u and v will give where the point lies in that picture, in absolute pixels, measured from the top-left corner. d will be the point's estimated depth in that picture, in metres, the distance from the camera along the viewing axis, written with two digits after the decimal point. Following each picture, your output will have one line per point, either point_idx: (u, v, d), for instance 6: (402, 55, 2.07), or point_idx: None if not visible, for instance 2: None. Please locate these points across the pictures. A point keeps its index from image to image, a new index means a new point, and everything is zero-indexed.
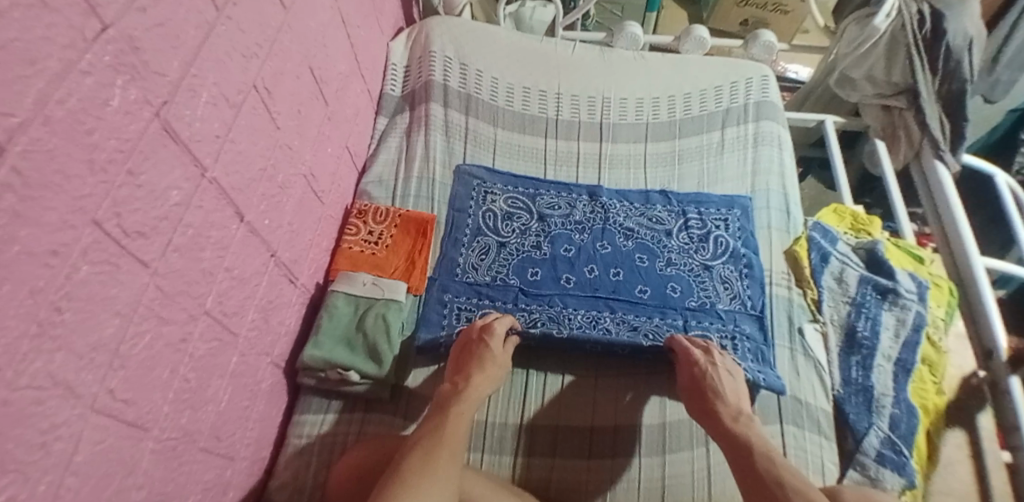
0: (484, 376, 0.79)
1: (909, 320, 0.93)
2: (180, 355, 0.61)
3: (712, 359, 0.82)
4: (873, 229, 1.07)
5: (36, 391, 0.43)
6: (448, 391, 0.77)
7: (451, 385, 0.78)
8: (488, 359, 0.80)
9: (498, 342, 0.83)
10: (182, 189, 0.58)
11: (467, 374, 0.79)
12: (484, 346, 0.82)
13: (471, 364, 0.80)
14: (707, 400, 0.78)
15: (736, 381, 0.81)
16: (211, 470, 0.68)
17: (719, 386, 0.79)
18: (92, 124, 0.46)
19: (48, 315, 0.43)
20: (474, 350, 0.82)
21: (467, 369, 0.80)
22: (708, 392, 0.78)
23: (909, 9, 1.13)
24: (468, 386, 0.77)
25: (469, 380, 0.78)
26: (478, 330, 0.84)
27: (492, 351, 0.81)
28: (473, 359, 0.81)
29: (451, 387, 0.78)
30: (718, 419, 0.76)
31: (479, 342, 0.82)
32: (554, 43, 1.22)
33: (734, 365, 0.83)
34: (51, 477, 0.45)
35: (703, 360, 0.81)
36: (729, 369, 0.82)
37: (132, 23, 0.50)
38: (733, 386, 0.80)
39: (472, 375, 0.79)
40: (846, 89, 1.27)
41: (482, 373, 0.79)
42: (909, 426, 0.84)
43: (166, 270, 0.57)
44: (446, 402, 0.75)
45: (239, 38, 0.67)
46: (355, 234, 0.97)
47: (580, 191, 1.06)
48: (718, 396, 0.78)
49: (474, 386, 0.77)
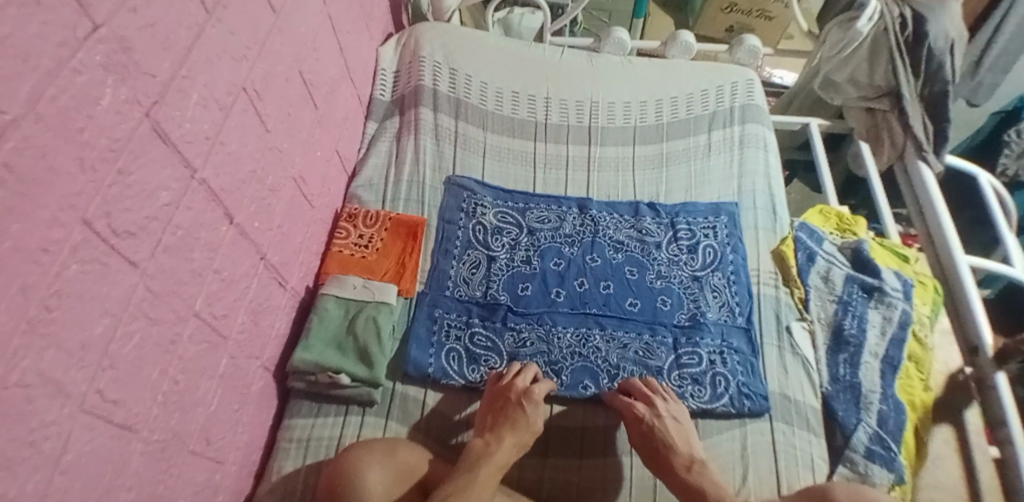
0: (515, 439, 0.76)
1: (895, 318, 0.94)
2: (169, 356, 0.61)
3: (658, 411, 0.79)
4: (858, 228, 1.09)
5: (26, 389, 0.42)
6: (478, 448, 0.74)
7: (482, 442, 0.75)
8: (522, 425, 0.77)
9: (534, 404, 0.79)
10: (171, 189, 0.59)
11: (498, 434, 0.76)
12: (519, 409, 0.78)
13: (502, 427, 0.77)
14: (660, 455, 0.76)
15: (683, 426, 0.79)
16: (200, 473, 0.68)
17: (670, 438, 0.77)
18: (83, 122, 0.46)
19: (38, 312, 0.43)
20: (508, 411, 0.78)
21: (498, 429, 0.76)
22: (661, 448, 0.76)
23: (891, 12, 1.15)
24: (499, 448, 0.74)
25: (501, 442, 0.74)
26: (518, 392, 0.80)
27: (527, 415, 0.78)
28: (506, 421, 0.77)
29: (482, 444, 0.74)
30: (673, 472, 0.74)
31: (516, 405, 0.78)
32: (541, 48, 1.23)
33: (679, 409, 0.81)
34: (40, 476, 0.45)
35: (648, 414, 0.78)
36: (674, 416, 0.80)
37: (123, 24, 0.51)
38: (682, 434, 0.78)
39: (503, 435, 0.76)
40: (829, 92, 1.30)
41: (514, 436, 0.76)
42: (897, 422, 0.85)
43: (156, 269, 0.58)
44: (477, 460, 0.72)
45: (229, 40, 0.68)
46: (345, 237, 0.98)
47: (570, 204, 1.06)
48: (671, 449, 0.76)
49: (503, 450, 0.74)
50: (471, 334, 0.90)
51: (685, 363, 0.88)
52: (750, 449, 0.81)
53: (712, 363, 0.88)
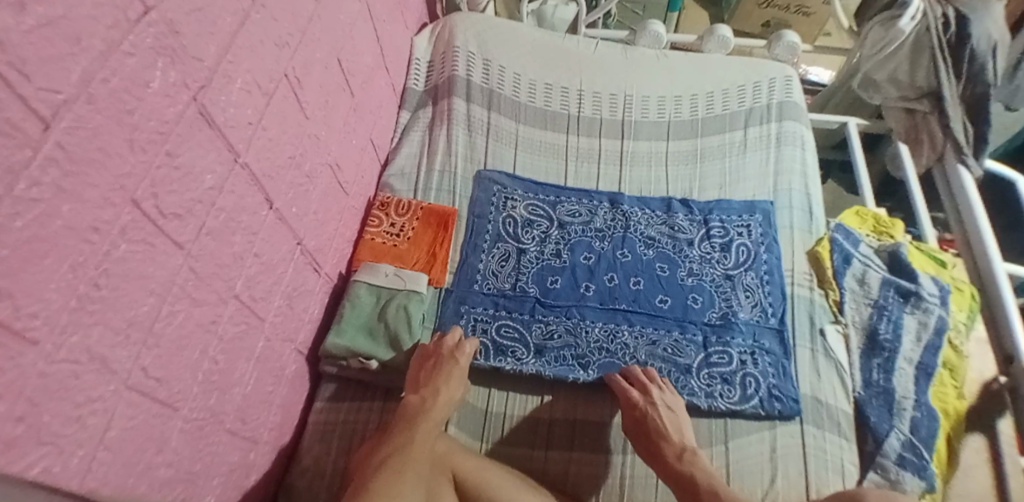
0: (450, 392, 0.78)
1: (931, 324, 0.92)
2: (210, 336, 0.62)
3: (652, 398, 0.79)
4: (895, 231, 1.06)
5: (74, 365, 0.43)
6: (415, 405, 0.76)
7: (418, 398, 0.76)
8: (454, 376, 0.79)
9: (465, 357, 0.82)
10: (215, 173, 0.60)
11: (434, 389, 0.77)
12: (451, 362, 0.80)
13: (436, 381, 0.78)
14: (653, 442, 0.77)
15: (676, 415, 0.80)
16: (235, 452, 0.70)
17: (662, 426, 0.77)
18: (134, 105, 0.47)
19: (88, 290, 0.44)
20: (441, 366, 0.80)
21: (433, 383, 0.78)
22: (653, 435, 0.77)
23: (933, 12, 1.14)
24: (435, 403, 0.76)
25: (436, 397, 0.77)
26: (450, 348, 0.82)
27: (459, 367, 0.81)
28: (440, 375, 0.79)
29: (418, 400, 0.76)
30: (665, 461, 0.75)
31: (449, 359, 0.81)
32: (575, 40, 1.22)
33: (674, 399, 0.81)
34: (84, 451, 0.46)
35: (643, 401, 0.79)
36: (668, 404, 0.80)
37: (173, 8, 0.51)
38: (673, 420, 0.79)
39: (439, 389, 0.78)
40: (869, 92, 1.25)
41: (449, 389, 0.78)
42: (929, 430, 0.83)
43: (199, 252, 0.58)
44: (414, 419, 0.74)
45: (272, 27, 0.69)
46: (377, 225, 0.98)
47: (601, 198, 1.05)
48: (663, 437, 0.76)
49: (440, 404, 0.76)
50: (499, 326, 0.90)
51: (715, 362, 0.87)
52: (779, 451, 0.80)
53: (742, 362, 0.87)
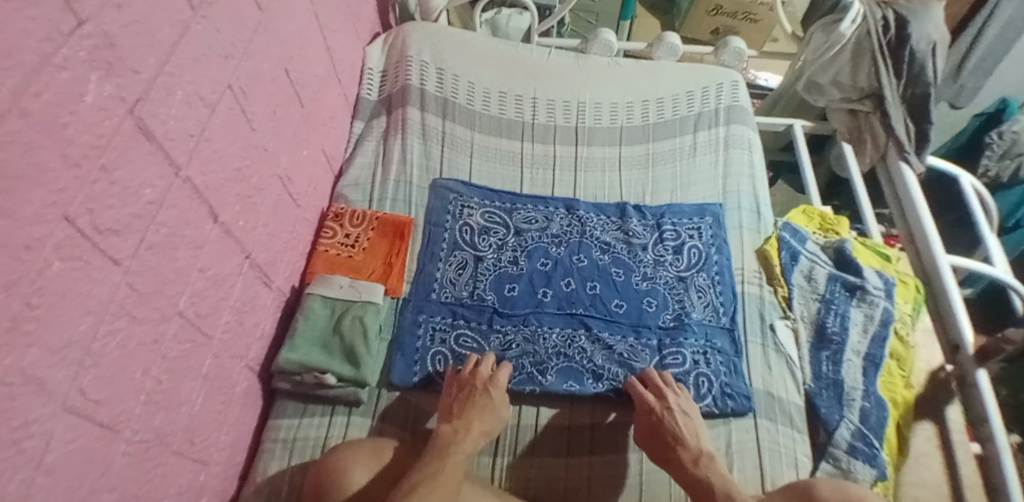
0: (484, 425, 0.76)
1: (877, 316, 0.95)
2: (153, 354, 0.61)
3: (668, 404, 0.80)
4: (840, 228, 1.11)
5: (8, 387, 0.42)
6: (447, 435, 0.74)
7: (450, 428, 0.75)
8: (489, 410, 0.78)
9: (499, 390, 0.81)
10: (155, 187, 0.59)
11: (467, 421, 0.76)
12: (485, 394, 0.79)
13: (470, 412, 0.77)
14: (669, 448, 0.77)
15: (693, 421, 0.79)
16: (184, 474, 0.68)
17: (678, 431, 0.77)
18: (67, 118, 0.46)
19: (21, 309, 0.42)
20: (474, 397, 0.79)
21: (467, 415, 0.77)
22: (670, 441, 0.77)
23: (874, 15, 1.18)
24: (468, 435, 0.74)
25: (468, 429, 0.75)
26: (483, 379, 0.81)
27: (493, 400, 0.79)
28: (474, 406, 0.78)
29: (451, 430, 0.75)
30: (682, 467, 0.75)
31: (483, 391, 0.80)
32: (529, 49, 1.24)
33: (690, 405, 0.82)
34: (22, 476, 0.44)
35: (658, 406, 0.80)
36: (685, 410, 0.81)
37: (108, 20, 0.50)
38: (690, 426, 0.79)
39: (472, 421, 0.76)
40: (814, 94, 1.31)
41: (481, 423, 0.76)
42: (878, 419, 0.86)
43: (139, 268, 0.57)
44: (445, 448, 0.72)
45: (215, 38, 0.68)
46: (331, 237, 0.97)
47: (557, 205, 1.06)
48: (680, 443, 0.76)
49: (472, 437, 0.75)
50: (457, 336, 0.90)
51: (669, 363, 0.89)
52: (734, 446, 0.82)
53: (695, 362, 0.88)
